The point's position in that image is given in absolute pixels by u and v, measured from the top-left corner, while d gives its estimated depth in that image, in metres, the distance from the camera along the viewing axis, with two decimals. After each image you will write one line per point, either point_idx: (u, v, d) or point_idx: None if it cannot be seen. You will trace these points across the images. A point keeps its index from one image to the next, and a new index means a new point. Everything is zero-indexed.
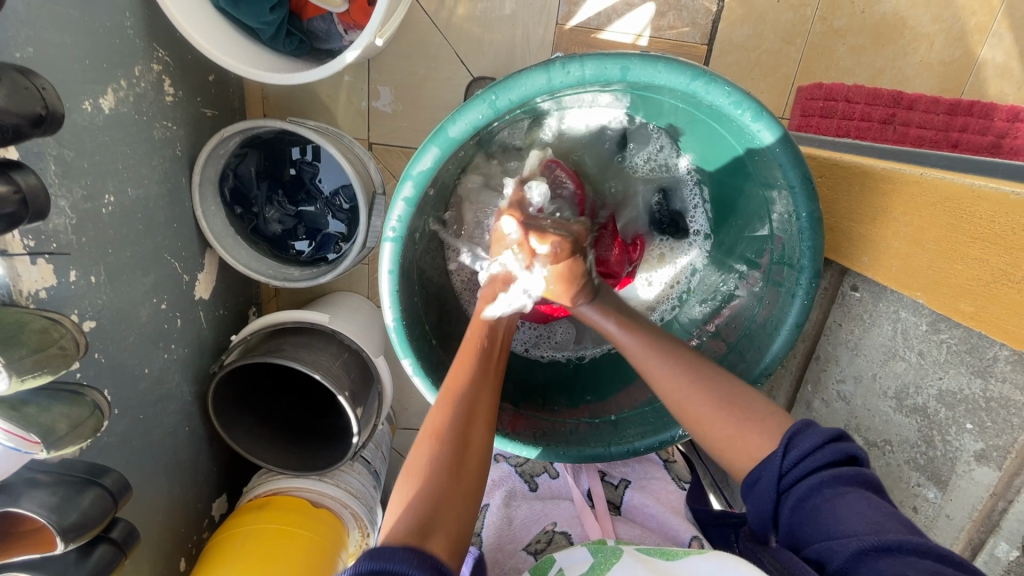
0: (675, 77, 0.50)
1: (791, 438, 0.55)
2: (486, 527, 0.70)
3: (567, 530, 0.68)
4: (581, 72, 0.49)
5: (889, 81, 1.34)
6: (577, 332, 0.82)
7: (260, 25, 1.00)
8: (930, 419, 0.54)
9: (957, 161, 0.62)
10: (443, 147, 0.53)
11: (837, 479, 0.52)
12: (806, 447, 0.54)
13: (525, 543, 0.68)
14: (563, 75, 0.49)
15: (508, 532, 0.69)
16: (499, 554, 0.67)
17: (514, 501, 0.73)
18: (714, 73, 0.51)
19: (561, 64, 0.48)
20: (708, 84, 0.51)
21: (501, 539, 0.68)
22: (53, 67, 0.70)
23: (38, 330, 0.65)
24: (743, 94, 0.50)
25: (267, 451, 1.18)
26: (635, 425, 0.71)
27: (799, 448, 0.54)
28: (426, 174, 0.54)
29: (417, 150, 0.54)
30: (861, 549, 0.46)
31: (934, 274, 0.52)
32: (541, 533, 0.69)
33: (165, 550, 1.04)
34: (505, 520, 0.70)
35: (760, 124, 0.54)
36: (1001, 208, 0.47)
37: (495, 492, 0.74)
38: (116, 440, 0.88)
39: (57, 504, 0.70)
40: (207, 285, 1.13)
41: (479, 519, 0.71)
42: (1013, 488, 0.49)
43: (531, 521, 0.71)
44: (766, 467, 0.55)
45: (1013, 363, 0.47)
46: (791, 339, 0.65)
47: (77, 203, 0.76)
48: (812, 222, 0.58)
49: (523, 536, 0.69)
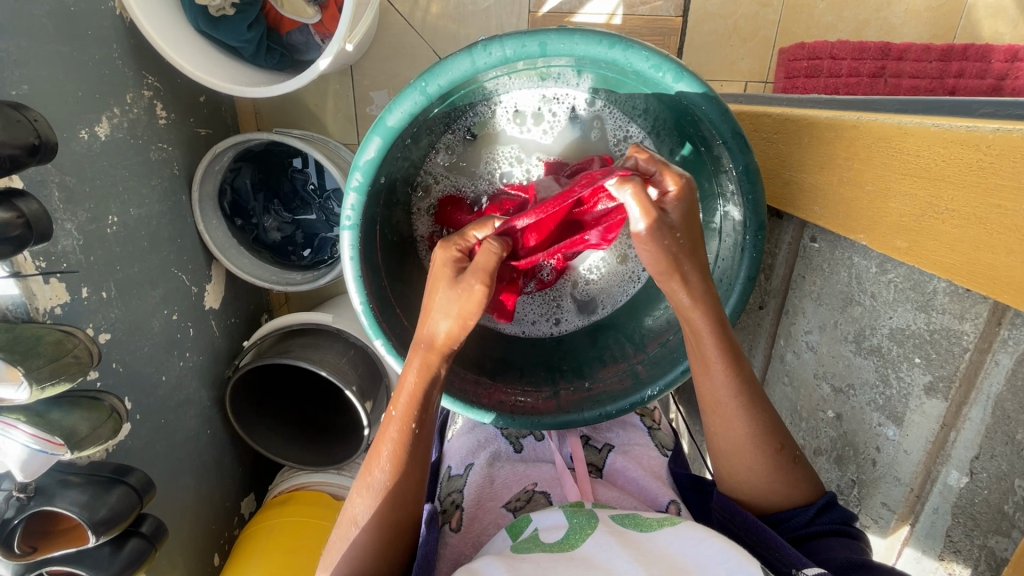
0: (593, 47, 0.49)
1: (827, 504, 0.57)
2: (467, 484, 0.72)
3: (547, 490, 0.71)
4: (503, 52, 0.50)
5: (875, 33, 1.31)
6: (552, 309, 0.78)
7: (241, 44, 1.05)
8: (884, 358, 0.54)
9: (909, 101, 0.61)
10: (384, 136, 0.53)
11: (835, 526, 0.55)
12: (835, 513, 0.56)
13: (505, 500, 0.71)
14: (485, 57, 0.50)
15: (488, 489, 0.72)
16: (478, 510, 0.70)
17: (497, 462, 0.76)
18: (632, 39, 0.49)
19: (481, 46, 0.49)
20: (627, 49, 0.49)
21: (482, 495, 0.71)
22: (48, 101, 0.76)
23: (54, 341, 0.71)
24: (661, 55, 0.49)
25: (288, 450, 1.24)
26: (610, 390, 0.71)
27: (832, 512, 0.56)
28: (371, 164, 0.55)
29: (361, 141, 0.54)
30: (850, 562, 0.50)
31: (873, 213, 0.49)
32: (522, 492, 0.72)
33: (197, 545, 1.11)
34: (487, 479, 0.73)
35: (684, 85, 0.51)
36: (925, 141, 0.44)
37: (480, 452, 0.76)
38: (140, 443, 0.95)
39: (87, 502, 0.77)
40: (216, 295, 1.20)
41: (463, 478, 0.74)
42: (961, 418, 0.48)
43: (512, 481, 0.73)
44: (796, 514, 0.56)
45: (952, 296, 0.46)
46: (744, 297, 0.59)
47: (83, 224, 0.82)
48: (749, 173, 0.55)
49: (504, 494, 0.72)
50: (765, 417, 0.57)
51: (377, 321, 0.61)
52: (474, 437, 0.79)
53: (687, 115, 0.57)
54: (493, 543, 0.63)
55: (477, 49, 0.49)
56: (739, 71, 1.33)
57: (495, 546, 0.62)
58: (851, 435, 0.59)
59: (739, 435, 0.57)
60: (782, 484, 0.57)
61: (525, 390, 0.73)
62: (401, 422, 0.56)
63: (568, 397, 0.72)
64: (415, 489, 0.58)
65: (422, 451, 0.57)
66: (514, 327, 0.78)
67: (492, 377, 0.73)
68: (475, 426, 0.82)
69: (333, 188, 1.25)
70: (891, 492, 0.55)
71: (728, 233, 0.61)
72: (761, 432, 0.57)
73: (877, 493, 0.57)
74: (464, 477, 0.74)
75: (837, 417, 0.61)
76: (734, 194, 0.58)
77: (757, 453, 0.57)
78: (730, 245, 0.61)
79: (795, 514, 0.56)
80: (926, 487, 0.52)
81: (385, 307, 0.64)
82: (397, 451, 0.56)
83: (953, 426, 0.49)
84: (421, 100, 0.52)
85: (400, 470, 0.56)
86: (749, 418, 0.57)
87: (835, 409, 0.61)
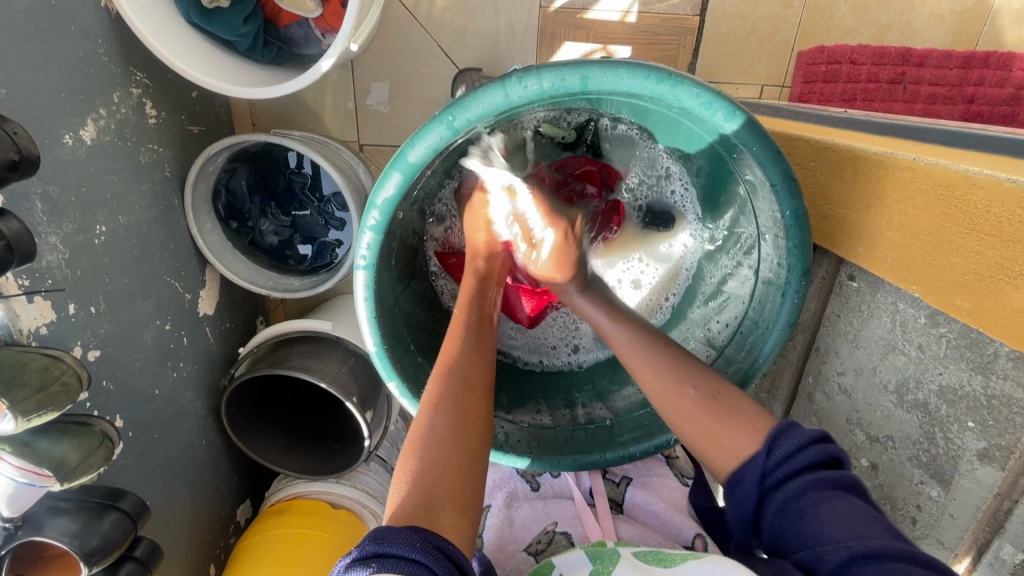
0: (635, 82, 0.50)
1: (775, 438, 0.52)
2: (486, 528, 0.73)
3: (567, 530, 0.72)
4: (540, 84, 0.51)
5: (896, 38, 1.27)
6: (572, 340, 0.84)
7: (235, 38, 0.99)
8: (931, 415, 0.54)
9: (957, 136, 0.58)
10: (405, 172, 0.55)
11: (819, 483, 0.48)
12: (790, 446, 0.51)
13: (526, 543, 0.71)
14: (520, 89, 0.51)
15: (508, 533, 0.72)
16: (500, 555, 0.70)
17: (514, 502, 0.76)
18: (679, 74, 0.50)
19: (516, 78, 0.50)
20: (676, 85, 0.51)
21: (503, 539, 0.72)
22: (29, 105, 0.70)
23: (38, 369, 0.66)
24: (709, 91, 0.50)
25: (287, 459, 1.20)
26: (633, 430, 0.72)
27: (782, 448, 0.51)
28: (390, 201, 0.56)
29: (380, 177, 0.55)
30: (849, 557, 0.42)
31: (930, 265, 0.49)
32: (542, 533, 0.72)
33: (194, 559, 1.09)
34: (506, 522, 0.73)
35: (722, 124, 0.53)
36: (996, 197, 0.43)
37: (496, 494, 0.77)
38: (133, 461, 0.91)
39: (78, 530, 0.73)
40: (210, 301, 1.15)
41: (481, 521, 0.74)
42: (1017, 489, 0.48)
43: (532, 521, 0.73)
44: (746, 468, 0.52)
45: (1015, 361, 0.46)
46: (782, 339, 0.62)
47: (69, 237, 0.76)
48: (797, 219, 0.55)
49: (524, 537, 0.72)
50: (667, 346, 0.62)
51: (389, 362, 0.64)
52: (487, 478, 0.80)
53: (727, 150, 0.59)
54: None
55: (511, 81, 0.51)
56: (755, 74, 1.28)
57: None
58: (888, 488, 0.60)
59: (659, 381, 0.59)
60: (720, 428, 0.55)
61: (548, 425, 0.74)
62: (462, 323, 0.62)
63: (590, 435, 0.73)
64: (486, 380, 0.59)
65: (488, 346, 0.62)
66: (536, 355, 0.84)
67: (511, 414, 0.74)
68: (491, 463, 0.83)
69: (332, 193, 1.23)
70: (933, 553, 0.55)
71: (766, 272, 0.63)
72: (676, 372, 0.59)
73: None
74: (483, 520, 0.74)
75: (872, 467, 0.62)
76: (776, 238, 0.59)
77: (680, 395, 0.58)
78: (766, 284, 0.64)
79: (744, 478, 0.52)
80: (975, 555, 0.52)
81: (397, 346, 0.66)
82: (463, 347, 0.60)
83: (1009, 496, 0.48)
84: (446, 134, 0.53)
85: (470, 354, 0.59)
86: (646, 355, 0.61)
87: (869, 458, 0.62)
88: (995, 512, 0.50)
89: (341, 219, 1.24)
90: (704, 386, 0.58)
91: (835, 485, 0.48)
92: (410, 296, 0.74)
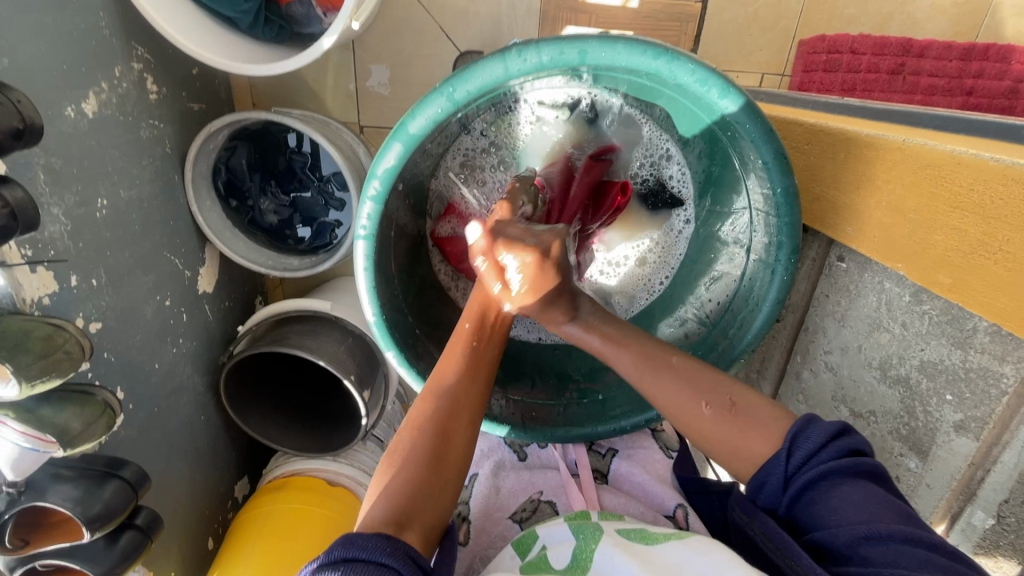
0: (632, 57, 0.51)
1: (797, 437, 0.53)
2: (473, 495, 0.75)
3: (552, 499, 0.74)
4: (539, 58, 0.51)
5: (898, 28, 1.27)
6: (569, 320, 0.85)
7: (237, 15, 0.98)
8: (912, 390, 0.56)
9: (948, 120, 0.59)
10: (405, 143, 0.56)
11: (838, 471, 0.50)
12: (812, 442, 0.52)
13: (512, 510, 0.73)
14: (519, 63, 0.52)
15: (495, 500, 0.74)
16: (486, 522, 0.72)
17: (502, 471, 0.78)
18: (676, 51, 0.51)
19: (515, 52, 0.50)
20: (672, 61, 0.51)
21: (489, 506, 0.73)
22: (31, 76, 0.70)
23: (43, 337, 0.68)
24: (704, 68, 0.51)
25: (285, 436, 1.21)
26: (625, 405, 0.74)
27: (805, 447, 0.52)
28: (391, 171, 0.57)
29: (381, 148, 0.56)
30: (853, 538, 0.46)
31: (914, 242, 0.51)
32: (528, 501, 0.74)
33: (192, 532, 1.10)
34: (492, 489, 0.75)
35: (718, 101, 0.54)
36: (981, 175, 0.44)
37: (484, 462, 0.78)
38: (134, 433, 0.92)
39: (80, 497, 0.75)
40: (210, 279, 1.16)
41: (468, 488, 0.76)
42: (991, 458, 0.50)
43: (518, 490, 0.76)
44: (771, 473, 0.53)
45: (993, 336, 0.47)
46: (771, 316, 0.63)
47: (71, 209, 0.77)
48: (788, 196, 0.57)
49: (511, 504, 0.74)
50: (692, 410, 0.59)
51: (389, 333, 0.65)
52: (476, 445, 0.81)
53: (724, 130, 0.60)
54: (499, 561, 0.63)
55: (511, 55, 0.51)
56: (756, 63, 1.28)
57: (503, 564, 0.61)
58: None
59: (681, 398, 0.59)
60: (737, 437, 0.55)
61: (542, 399, 0.76)
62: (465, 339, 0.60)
63: (582, 410, 0.76)
64: (474, 409, 0.56)
65: (487, 367, 0.59)
66: (540, 332, 0.83)
67: (505, 388, 0.76)
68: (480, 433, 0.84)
69: (332, 172, 1.23)
70: None
71: (756, 250, 0.65)
72: (691, 390, 0.59)
73: None
74: (470, 488, 0.76)
75: None
76: (767, 217, 0.61)
77: (696, 412, 0.58)
78: (756, 262, 0.65)
79: (770, 473, 0.53)
80: (948, 522, 0.54)
81: (395, 320, 0.67)
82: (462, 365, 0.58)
83: (982, 466, 0.50)
84: (446, 106, 0.54)
85: (464, 379, 0.57)
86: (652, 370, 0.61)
87: None
88: (968, 481, 0.52)
89: (341, 199, 1.25)
90: (719, 399, 0.58)
91: (855, 472, 0.50)
92: (410, 271, 0.76)
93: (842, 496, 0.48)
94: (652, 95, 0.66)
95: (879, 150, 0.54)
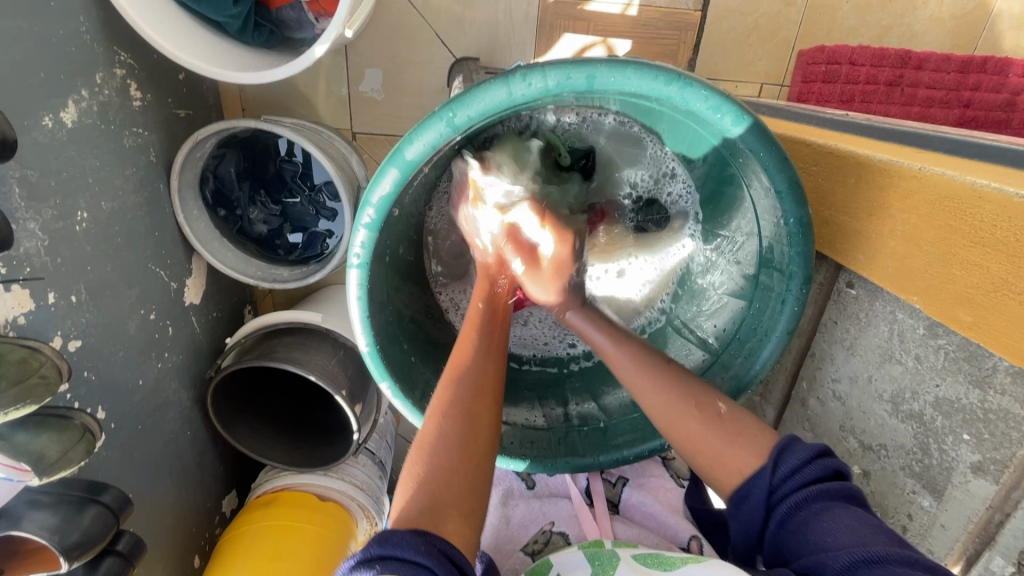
0: (641, 84, 0.49)
1: (781, 452, 0.52)
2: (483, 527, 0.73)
3: (564, 531, 0.72)
4: (544, 82, 0.49)
5: (897, 40, 1.26)
6: (571, 340, 0.83)
7: (225, 19, 0.95)
8: (926, 426, 0.54)
9: (960, 145, 0.58)
10: (402, 170, 0.53)
11: (823, 494, 0.49)
12: (795, 461, 0.51)
13: (523, 543, 0.72)
14: (524, 87, 0.49)
15: (506, 532, 0.73)
16: (498, 555, 0.70)
17: (511, 501, 0.76)
18: (689, 76, 0.49)
19: (520, 76, 0.48)
20: (684, 87, 0.49)
21: (500, 540, 0.72)
22: (6, 85, 0.67)
23: (17, 361, 0.65)
24: (717, 95, 0.49)
25: (273, 451, 1.17)
26: (627, 432, 0.72)
27: (789, 462, 0.51)
28: (386, 198, 0.54)
29: (377, 173, 0.54)
30: (852, 561, 0.42)
31: (931, 276, 0.49)
32: (539, 533, 0.72)
33: (177, 552, 1.07)
34: (503, 521, 0.73)
35: (734, 129, 0.51)
36: (1004, 211, 0.43)
37: (493, 492, 0.77)
38: (116, 453, 0.89)
39: (58, 525, 0.71)
40: (197, 290, 1.12)
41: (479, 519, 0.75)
42: (1010, 502, 0.48)
43: (528, 521, 0.74)
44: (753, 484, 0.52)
45: (1013, 376, 0.46)
46: (780, 345, 0.62)
47: (48, 223, 0.74)
48: (801, 226, 0.55)
49: (522, 535, 0.72)
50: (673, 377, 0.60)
51: (383, 361, 0.63)
52: None
53: (734, 156, 0.58)
54: None
55: (515, 78, 0.49)
56: (755, 73, 1.27)
57: None
58: (879, 496, 0.61)
59: (662, 400, 0.59)
60: (723, 446, 0.55)
61: (543, 426, 0.74)
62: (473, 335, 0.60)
63: (583, 437, 0.73)
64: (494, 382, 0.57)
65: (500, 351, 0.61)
66: (527, 349, 0.83)
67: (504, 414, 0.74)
68: None
69: (323, 182, 1.21)
70: None
71: (765, 277, 0.63)
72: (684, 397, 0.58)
73: None
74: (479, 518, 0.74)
75: (865, 474, 0.62)
76: (778, 245, 0.59)
77: (685, 411, 0.58)
78: (765, 290, 0.63)
79: (754, 486, 0.52)
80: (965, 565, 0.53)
81: (389, 346, 0.65)
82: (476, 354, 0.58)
83: (1000, 509, 0.49)
84: (446, 131, 0.52)
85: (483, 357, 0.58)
86: (647, 370, 0.60)
87: (862, 466, 0.63)
88: (986, 525, 0.51)
89: (333, 209, 1.22)
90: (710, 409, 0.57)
91: (836, 495, 0.49)
92: (404, 294, 0.73)
93: (828, 520, 0.46)
94: (659, 116, 0.64)
95: (893, 180, 0.52)
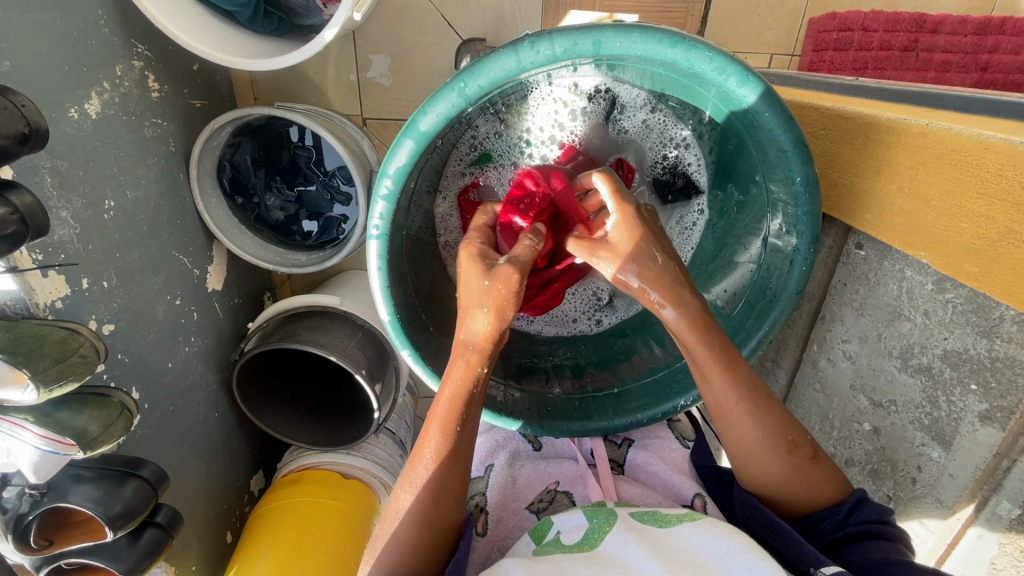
0: (646, 49, 0.50)
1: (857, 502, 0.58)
2: (489, 486, 0.76)
3: (569, 490, 0.74)
4: (552, 50, 0.50)
5: (911, 3, 1.24)
6: (578, 312, 0.84)
7: (236, 9, 0.97)
8: (934, 379, 0.57)
9: (970, 102, 0.58)
10: (417, 141, 0.55)
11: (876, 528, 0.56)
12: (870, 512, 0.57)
13: (529, 501, 0.74)
14: (532, 55, 0.51)
15: (511, 490, 0.75)
16: (504, 512, 0.73)
17: (517, 462, 0.79)
18: (694, 39, 0.50)
19: (528, 45, 0.49)
20: (689, 49, 0.50)
21: (505, 497, 0.74)
22: (34, 78, 0.69)
23: (58, 341, 0.68)
24: (723, 57, 0.50)
25: (297, 431, 1.21)
26: (640, 398, 0.74)
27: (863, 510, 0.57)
28: (402, 170, 0.56)
29: (392, 146, 0.56)
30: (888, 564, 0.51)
31: (936, 230, 0.51)
32: (544, 492, 0.74)
33: (210, 527, 1.12)
34: (508, 480, 0.76)
35: (740, 92, 0.52)
36: (1009, 160, 0.44)
37: (500, 453, 0.80)
38: (151, 432, 0.93)
39: (102, 497, 0.76)
40: (219, 277, 1.16)
41: (485, 479, 0.77)
42: (1017, 447, 0.51)
43: (534, 480, 0.76)
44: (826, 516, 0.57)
45: (1020, 325, 0.48)
46: (788, 308, 0.63)
47: (79, 211, 0.77)
48: (808, 185, 0.56)
49: (526, 495, 0.75)
50: (773, 421, 0.58)
51: (403, 331, 0.66)
52: (491, 437, 0.83)
53: (741, 119, 0.59)
54: (516, 548, 0.63)
55: (523, 47, 0.50)
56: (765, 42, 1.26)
57: (518, 550, 0.62)
58: (889, 451, 0.63)
59: (750, 438, 0.58)
60: (769, 462, 0.58)
61: (556, 393, 0.77)
62: (435, 433, 0.58)
63: (598, 403, 0.76)
64: (457, 489, 0.59)
65: (463, 458, 0.58)
66: (557, 328, 0.85)
67: (518, 382, 0.77)
68: (493, 428, 0.85)
69: (336, 167, 1.22)
70: (929, 510, 0.60)
71: (774, 240, 0.64)
72: (763, 431, 0.57)
73: (915, 511, 0.61)
74: (486, 479, 0.77)
75: (875, 431, 0.65)
76: (786, 206, 0.60)
77: (766, 452, 0.58)
78: (773, 253, 0.64)
79: (828, 516, 0.58)
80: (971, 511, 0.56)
81: (409, 317, 0.68)
82: (439, 451, 0.57)
83: (1006, 455, 0.52)
84: (458, 102, 0.53)
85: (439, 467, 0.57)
86: (753, 403, 0.58)
87: (872, 423, 0.66)
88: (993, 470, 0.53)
89: (347, 193, 1.24)
90: (807, 447, 0.58)
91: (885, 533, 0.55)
92: (420, 267, 0.75)
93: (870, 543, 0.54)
94: (666, 83, 0.64)
95: (903, 138, 0.53)
